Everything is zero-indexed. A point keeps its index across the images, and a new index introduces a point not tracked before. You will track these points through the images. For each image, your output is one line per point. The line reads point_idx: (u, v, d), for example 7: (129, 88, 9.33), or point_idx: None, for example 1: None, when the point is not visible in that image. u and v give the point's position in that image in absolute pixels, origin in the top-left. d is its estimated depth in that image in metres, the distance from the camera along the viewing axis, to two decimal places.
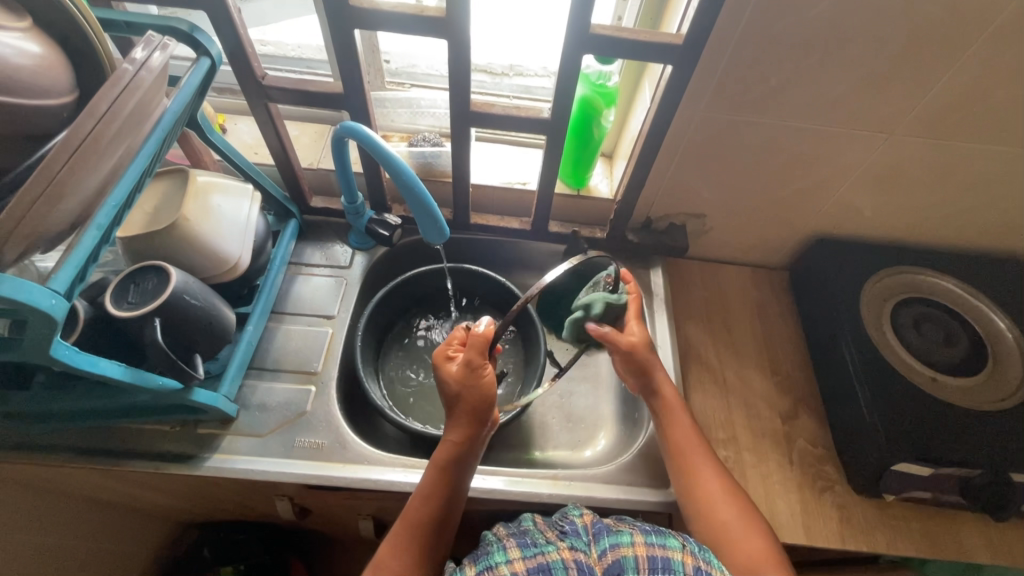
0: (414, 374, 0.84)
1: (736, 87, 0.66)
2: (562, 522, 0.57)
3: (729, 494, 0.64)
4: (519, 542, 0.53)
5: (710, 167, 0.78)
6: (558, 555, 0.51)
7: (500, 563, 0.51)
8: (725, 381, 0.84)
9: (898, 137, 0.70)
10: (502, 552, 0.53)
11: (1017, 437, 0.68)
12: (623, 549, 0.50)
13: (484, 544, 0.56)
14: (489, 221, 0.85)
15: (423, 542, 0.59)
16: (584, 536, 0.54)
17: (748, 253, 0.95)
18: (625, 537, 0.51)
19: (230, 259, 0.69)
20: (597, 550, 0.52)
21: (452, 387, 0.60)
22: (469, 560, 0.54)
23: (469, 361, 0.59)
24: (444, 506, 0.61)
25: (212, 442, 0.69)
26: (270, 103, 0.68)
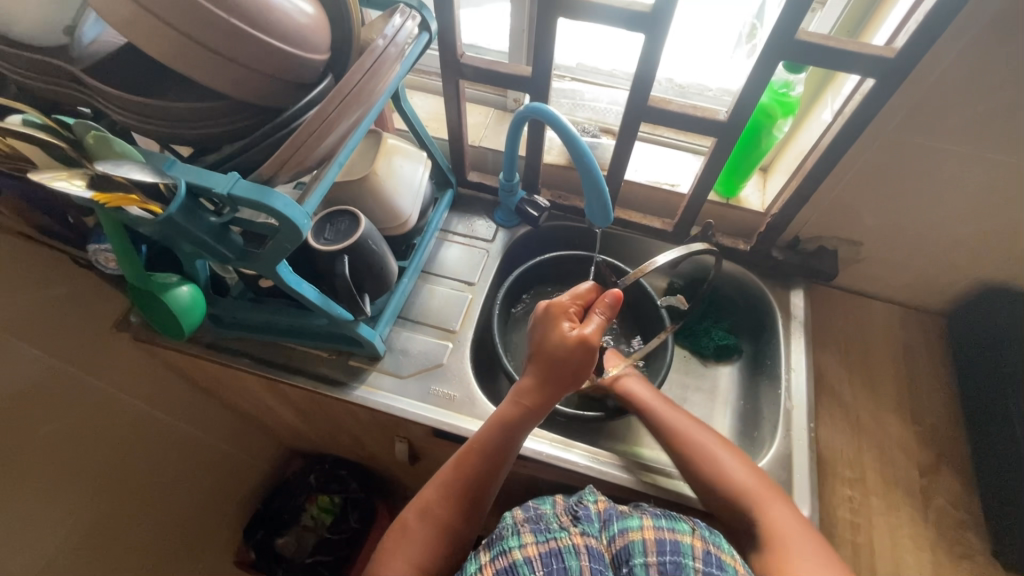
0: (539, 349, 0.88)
1: (940, 107, 0.62)
2: (575, 506, 0.60)
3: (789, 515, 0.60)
4: (533, 527, 0.56)
5: (885, 190, 0.74)
6: (570, 541, 0.54)
7: (514, 547, 0.54)
8: (860, 420, 0.79)
9: None
10: (515, 534, 0.56)
11: None
12: (632, 534, 0.54)
13: (500, 524, 0.59)
14: (632, 218, 0.87)
15: (465, 493, 0.63)
16: (595, 523, 0.57)
17: (904, 291, 0.89)
18: (634, 521, 0.55)
19: (403, 216, 0.77)
20: (606, 536, 0.56)
21: (559, 350, 0.63)
22: (485, 544, 0.57)
23: (585, 337, 0.62)
24: (491, 463, 0.64)
25: (360, 374, 0.77)
26: (461, 80, 0.74)
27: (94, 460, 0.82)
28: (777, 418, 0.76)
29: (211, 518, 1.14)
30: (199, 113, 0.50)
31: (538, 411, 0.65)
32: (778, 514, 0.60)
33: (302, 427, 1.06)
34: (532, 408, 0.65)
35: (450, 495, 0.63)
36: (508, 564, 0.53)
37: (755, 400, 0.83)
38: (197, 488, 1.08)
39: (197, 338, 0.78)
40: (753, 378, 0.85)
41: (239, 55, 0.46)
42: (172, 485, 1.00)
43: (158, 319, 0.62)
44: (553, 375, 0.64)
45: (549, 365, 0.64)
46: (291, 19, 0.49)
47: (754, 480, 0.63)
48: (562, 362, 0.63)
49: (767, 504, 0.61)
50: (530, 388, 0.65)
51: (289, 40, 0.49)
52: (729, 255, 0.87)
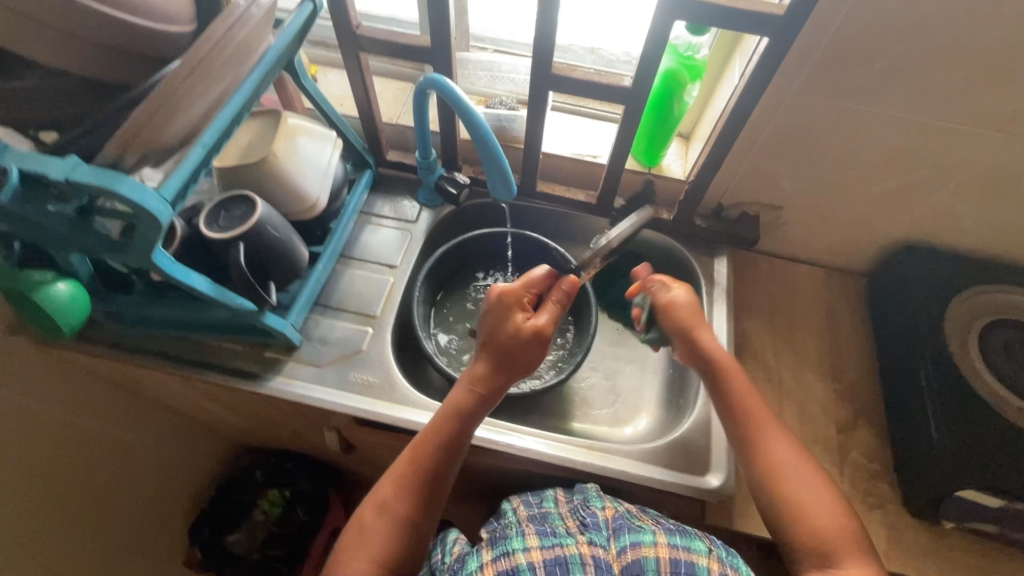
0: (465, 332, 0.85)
1: (838, 65, 0.62)
2: (583, 512, 0.62)
3: (835, 509, 0.58)
4: (539, 531, 0.59)
5: (796, 153, 0.74)
6: (577, 549, 0.56)
7: (518, 550, 0.56)
8: (782, 381, 0.81)
9: (1017, 139, 0.64)
10: (520, 538, 0.58)
11: None
12: (644, 548, 0.55)
13: (505, 527, 0.61)
14: (556, 190, 0.86)
15: (423, 485, 0.61)
16: (604, 531, 0.59)
17: (825, 253, 0.90)
18: (648, 537, 0.56)
19: (310, 199, 0.73)
20: (615, 546, 0.57)
21: (511, 343, 0.62)
22: (488, 542, 0.59)
23: (543, 329, 0.62)
24: (447, 452, 0.62)
25: (277, 365, 0.74)
26: (362, 53, 0.70)
27: (5, 475, 0.77)
28: (699, 385, 0.77)
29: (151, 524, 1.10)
30: (34, 92, 0.46)
31: (493, 395, 0.63)
32: (817, 501, 0.59)
33: (237, 422, 1.03)
34: (487, 393, 0.63)
35: (408, 489, 0.61)
36: (511, 566, 0.55)
37: (682, 367, 0.84)
38: (133, 494, 1.03)
39: (98, 339, 0.74)
40: None
41: (74, 28, 0.42)
42: (103, 492, 0.96)
43: (36, 320, 0.58)
44: (507, 365, 0.63)
45: (503, 358, 0.62)
46: None
47: (798, 456, 0.62)
48: (524, 352, 0.62)
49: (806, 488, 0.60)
50: (484, 375, 0.63)
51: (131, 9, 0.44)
52: (654, 225, 0.87)
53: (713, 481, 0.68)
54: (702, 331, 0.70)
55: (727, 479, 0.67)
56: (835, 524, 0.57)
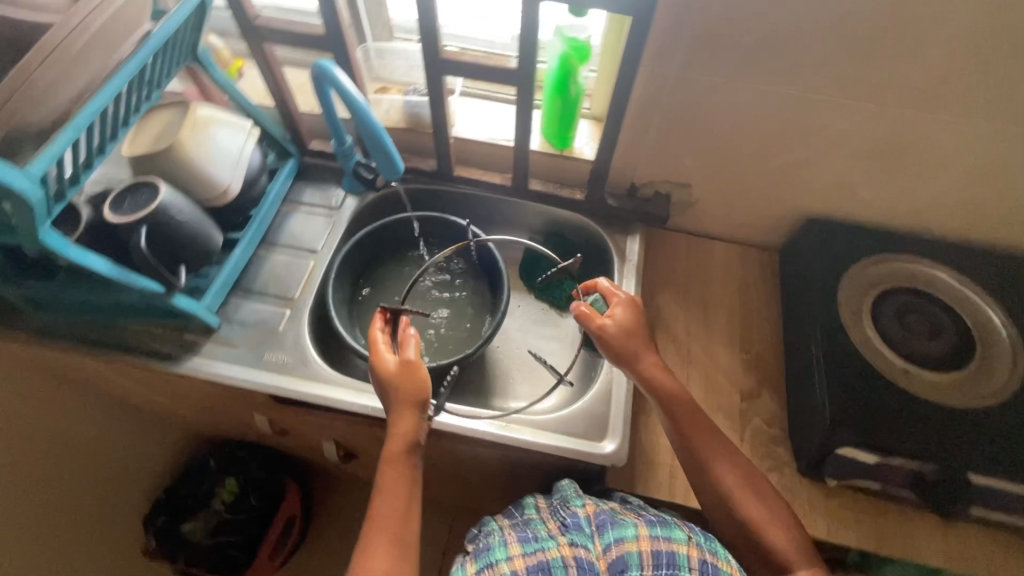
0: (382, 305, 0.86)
1: (712, 43, 0.65)
2: (564, 513, 0.62)
3: (788, 528, 0.60)
4: (521, 539, 0.59)
5: (692, 131, 0.77)
6: (559, 552, 0.56)
7: (502, 560, 0.57)
8: (691, 353, 0.84)
9: (887, 109, 0.67)
10: (503, 547, 0.58)
11: (970, 434, 0.65)
12: (627, 543, 0.56)
13: (488, 537, 0.61)
14: (473, 174, 0.90)
15: (392, 537, 0.59)
16: (586, 529, 0.59)
17: (739, 229, 0.92)
18: (629, 531, 0.57)
19: (221, 185, 0.75)
20: (599, 544, 0.57)
21: (390, 383, 0.63)
22: (472, 557, 0.59)
23: (406, 356, 0.64)
24: (401, 491, 0.61)
25: (195, 347, 0.77)
26: (265, 45, 0.73)
27: None
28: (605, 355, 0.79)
29: (103, 515, 1.11)
30: None
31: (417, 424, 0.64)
32: (769, 517, 0.60)
33: (179, 410, 1.05)
34: (409, 424, 0.63)
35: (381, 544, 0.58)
36: None
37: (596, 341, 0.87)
38: (82, 484, 1.05)
39: (24, 326, 0.76)
40: None
41: None
42: (49, 481, 0.98)
43: None
44: (404, 405, 0.63)
45: (397, 402, 0.63)
46: None
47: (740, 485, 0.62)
48: (409, 382, 0.63)
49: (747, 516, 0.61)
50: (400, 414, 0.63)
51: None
52: (568, 205, 0.89)
53: (608, 447, 0.70)
54: (642, 359, 0.67)
55: (620, 444, 0.69)
56: (785, 530, 0.60)
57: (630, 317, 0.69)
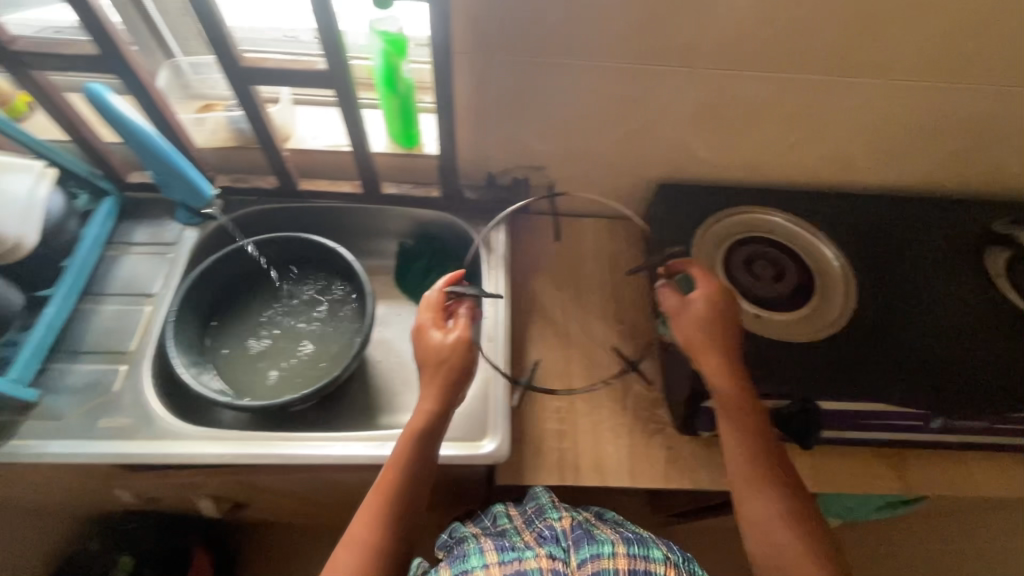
0: (233, 341, 0.79)
1: (520, 24, 0.64)
2: (541, 527, 0.59)
3: (786, 525, 0.57)
4: (498, 546, 0.55)
5: (529, 114, 0.76)
6: (536, 563, 0.53)
7: (477, 567, 0.53)
8: (569, 333, 0.84)
9: (699, 71, 0.70)
10: (479, 554, 0.54)
11: (814, 365, 0.70)
12: (604, 561, 0.52)
13: (461, 548, 0.57)
14: (320, 186, 0.84)
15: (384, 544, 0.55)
16: (564, 543, 0.56)
17: (601, 203, 0.94)
18: (606, 548, 0.53)
19: (6, 240, 0.65)
20: (576, 559, 0.54)
21: (440, 354, 0.62)
22: (447, 563, 0.55)
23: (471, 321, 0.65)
24: (408, 494, 0.58)
25: (11, 429, 0.66)
26: (33, 72, 0.64)
27: None
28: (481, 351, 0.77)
29: None
30: None
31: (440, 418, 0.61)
32: (767, 515, 0.58)
33: (33, 498, 0.92)
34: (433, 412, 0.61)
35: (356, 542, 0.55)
36: None
37: None
38: None
39: None
40: None
41: None
42: None
43: None
44: (444, 378, 0.62)
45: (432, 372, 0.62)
46: None
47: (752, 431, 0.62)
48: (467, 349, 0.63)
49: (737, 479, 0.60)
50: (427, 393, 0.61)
51: None
52: (427, 205, 0.86)
53: (489, 446, 0.68)
54: (707, 361, 0.64)
55: (501, 440, 0.68)
56: (808, 539, 0.56)
57: (693, 326, 0.66)
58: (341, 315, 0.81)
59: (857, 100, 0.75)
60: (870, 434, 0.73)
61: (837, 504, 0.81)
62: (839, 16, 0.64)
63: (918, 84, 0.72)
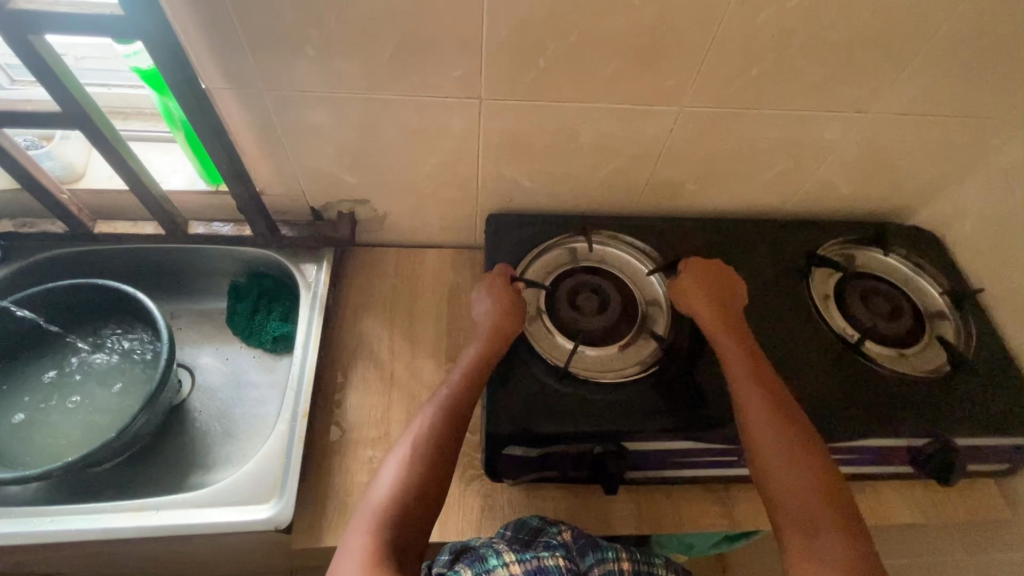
0: (16, 409, 0.73)
1: (279, 61, 0.61)
2: (545, 535, 0.59)
3: (783, 434, 0.59)
4: (513, 547, 0.55)
5: (328, 149, 0.73)
6: (554, 560, 0.53)
7: (497, 566, 0.52)
8: (394, 374, 0.80)
9: (488, 102, 0.68)
10: (495, 556, 0.54)
11: (619, 405, 0.68)
12: (610, 563, 0.55)
13: (475, 550, 0.56)
14: (118, 228, 0.79)
15: (436, 458, 0.59)
16: (571, 550, 0.56)
17: (441, 234, 0.90)
18: (611, 552, 0.57)
19: None
20: (584, 563, 0.55)
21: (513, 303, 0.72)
22: (465, 564, 0.54)
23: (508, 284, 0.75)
24: (456, 419, 0.62)
25: None
26: None
27: None
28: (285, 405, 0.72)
29: None
30: None
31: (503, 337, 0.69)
32: (756, 409, 0.61)
33: None
34: (502, 336, 0.69)
35: (436, 453, 0.59)
36: None
37: None
38: None
39: None
40: None
41: None
42: None
43: None
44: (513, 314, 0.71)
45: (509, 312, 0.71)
46: None
47: (748, 371, 0.64)
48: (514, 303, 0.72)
49: (744, 399, 0.62)
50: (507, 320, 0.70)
51: None
52: (244, 242, 0.82)
53: (271, 508, 0.64)
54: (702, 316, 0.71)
55: (285, 502, 0.64)
56: (777, 436, 0.59)
57: (507, 303, 0.72)
58: (137, 374, 0.76)
59: (664, 128, 0.73)
60: (689, 470, 0.70)
61: (676, 541, 0.79)
62: (616, 46, 0.62)
63: (720, 111, 0.71)
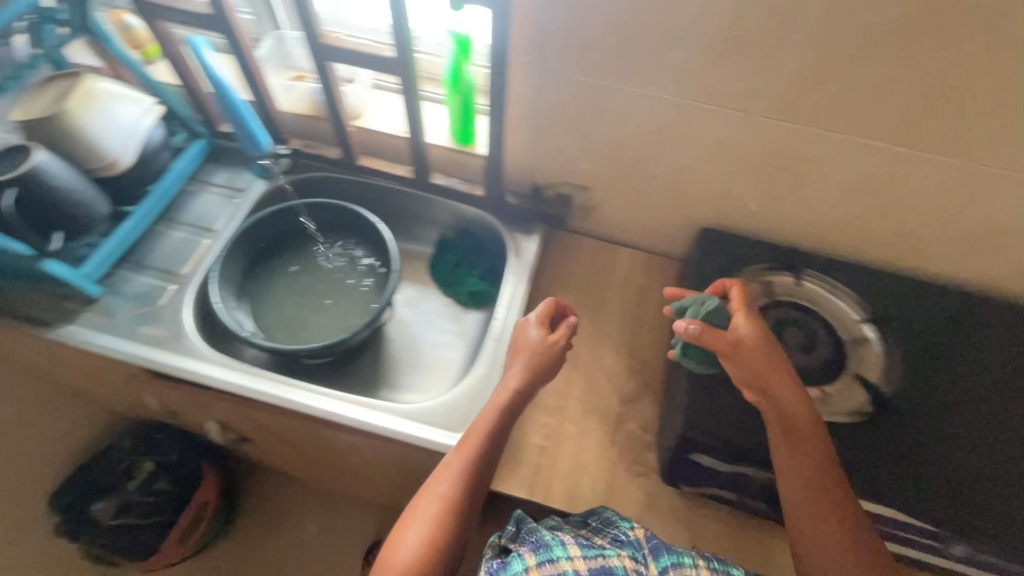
0: (273, 295, 0.87)
1: (579, 44, 0.67)
2: (612, 528, 0.61)
3: (837, 529, 0.58)
4: (578, 542, 0.58)
5: (580, 133, 0.78)
6: (620, 561, 0.56)
7: (562, 558, 0.56)
8: (576, 354, 0.83)
9: (756, 116, 0.68)
10: (561, 547, 0.57)
11: None
12: (687, 569, 0.56)
13: (539, 536, 0.60)
14: (377, 166, 0.91)
15: (475, 471, 0.63)
16: (641, 548, 0.58)
17: (641, 236, 0.92)
18: (687, 558, 0.57)
19: (109, 157, 0.77)
20: (655, 565, 0.57)
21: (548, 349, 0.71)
22: (527, 549, 0.58)
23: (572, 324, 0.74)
24: (490, 440, 0.65)
25: (72, 315, 0.77)
26: (159, 23, 0.75)
27: None
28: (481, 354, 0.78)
29: None
30: None
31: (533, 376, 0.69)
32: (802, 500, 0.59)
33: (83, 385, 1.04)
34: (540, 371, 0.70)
35: (465, 467, 0.63)
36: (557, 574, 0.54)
37: None
38: None
39: None
40: None
41: None
42: None
43: None
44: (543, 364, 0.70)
45: (536, 359, 0.70)
46: None
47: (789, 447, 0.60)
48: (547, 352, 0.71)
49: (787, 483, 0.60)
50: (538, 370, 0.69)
51: None
52: (470, 200, 0.90)
53: (464, 439, 0.70)
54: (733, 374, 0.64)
55: None
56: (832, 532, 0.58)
57: (538, 354, 0.71)
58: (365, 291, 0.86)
59: (933, 180, 0.68)
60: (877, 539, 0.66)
61: None
62: (921, 82, 0.60)
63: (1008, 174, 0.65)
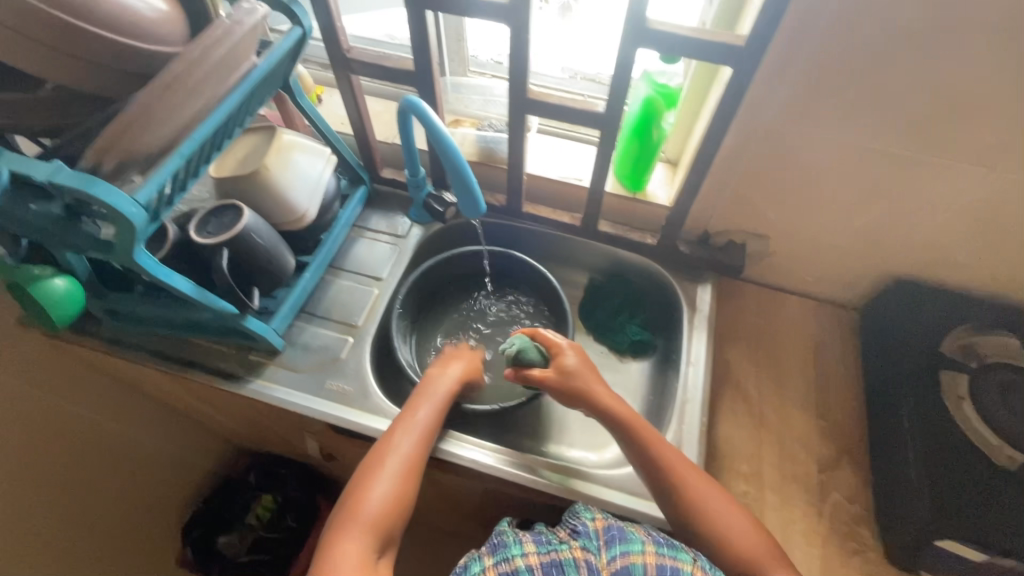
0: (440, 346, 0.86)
1: (809, 100, 0.63)
2: (574, 521, 0.56)
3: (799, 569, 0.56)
4: (535, 538, 0.53)
5: (777, 185, 0.75)
6: (570, 553, 0.51)
7: (516, 556, 0.51)
8: (762, 414, 0.79)
9: (1000, 174, 0.63)
10: (518, 544, 0.53)
11: None
12: (633, 556, 0.50)
13: (499, 533, 0.56)
14: (541, 213, 0.89)
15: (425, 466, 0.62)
16: (595, 539, 0.53)
17: (816, 284, 0.87)
18: (637, 545, 0.51)
19: (299, 211, 0.77)
20: (606, 556, 0.51)
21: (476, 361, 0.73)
22: (486, 549, 0.53)
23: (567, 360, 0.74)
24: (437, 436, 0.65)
25: (259, 369, 0.77)
26: (352, 77, 0.75)
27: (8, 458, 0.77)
28: (671, 416, 0.75)
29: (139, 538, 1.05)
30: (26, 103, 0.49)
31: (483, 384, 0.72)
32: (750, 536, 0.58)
33: (230, 423, 1.04)
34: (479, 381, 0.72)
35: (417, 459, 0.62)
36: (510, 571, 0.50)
37: (662, 393, 0.82)
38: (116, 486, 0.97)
39: (98, 335, 0.77)
40: (662, 372, 0.85)
41: (84, 51, 0.45)
42: (101, 485, 0.94)
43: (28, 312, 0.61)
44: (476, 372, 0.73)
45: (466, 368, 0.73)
46: (134, 13, 0.47)
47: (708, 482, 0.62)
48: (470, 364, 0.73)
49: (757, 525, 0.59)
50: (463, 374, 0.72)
51: (117, 27, 0.46)
52: (638, 248, 0.87)
53: None
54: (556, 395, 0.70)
55: None
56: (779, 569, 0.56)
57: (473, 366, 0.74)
58: None
59: None
60: None
61: None
62: None
63: None
